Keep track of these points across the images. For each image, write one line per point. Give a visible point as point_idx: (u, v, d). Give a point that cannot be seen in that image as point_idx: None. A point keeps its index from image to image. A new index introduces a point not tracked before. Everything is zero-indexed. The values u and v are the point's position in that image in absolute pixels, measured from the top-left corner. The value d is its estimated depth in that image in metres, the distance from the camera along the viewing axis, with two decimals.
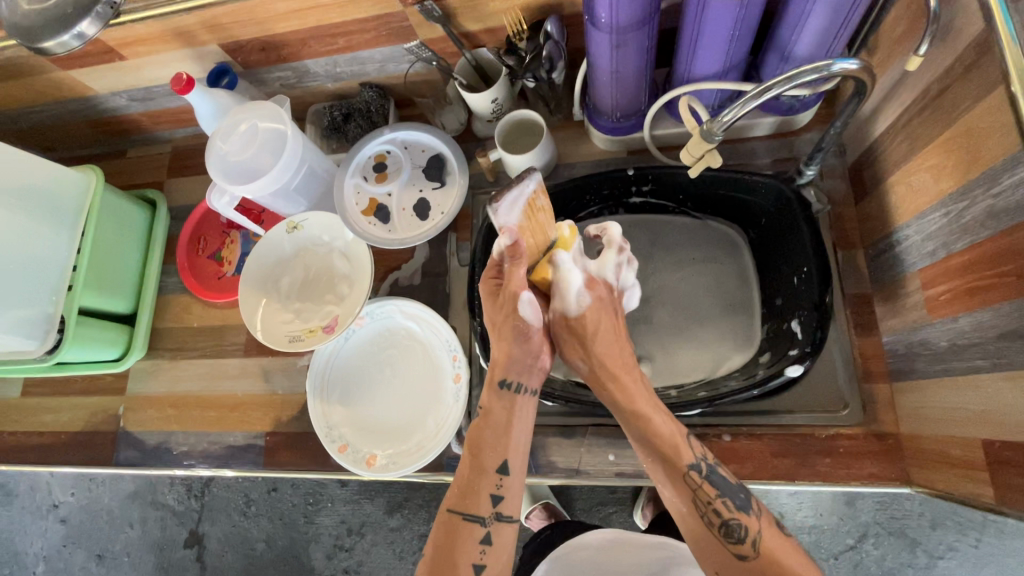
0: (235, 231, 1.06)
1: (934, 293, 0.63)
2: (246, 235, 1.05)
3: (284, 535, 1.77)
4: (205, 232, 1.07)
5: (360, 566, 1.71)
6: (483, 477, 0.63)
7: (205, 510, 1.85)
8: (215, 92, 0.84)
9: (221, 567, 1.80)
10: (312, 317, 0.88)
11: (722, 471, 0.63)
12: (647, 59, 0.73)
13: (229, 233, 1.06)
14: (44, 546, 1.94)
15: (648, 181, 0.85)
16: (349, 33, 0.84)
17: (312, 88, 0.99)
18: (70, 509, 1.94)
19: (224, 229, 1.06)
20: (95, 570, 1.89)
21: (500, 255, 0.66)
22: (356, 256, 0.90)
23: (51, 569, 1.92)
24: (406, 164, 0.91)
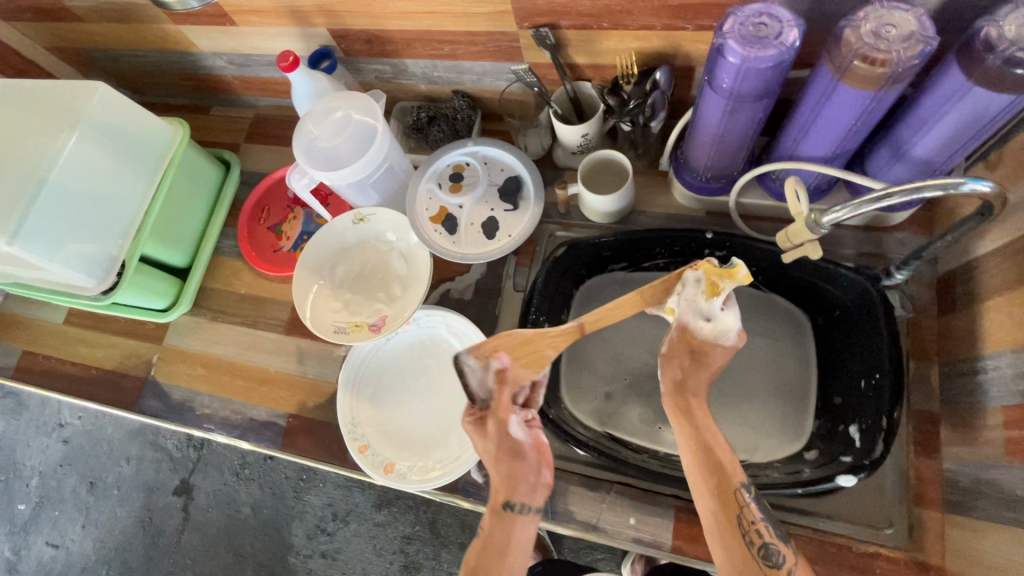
0: (299, 209, 1.06)
1: (1018, 435, 0.59)
2: (309, 215, 1.06)
3: (271, 505, 1.77)
4: (271, 203, 1.08)
5: (337, 553, 1.69)
6: (497, 561, 0.63)
7: (201, 462, 1.87)
8: (317, 76, 0.85)
9: (204, 522, 1.81)
10: (359, 312, 0.88)
11: (767, 505, 0.61)
12: (755, 129, 0.71)
13: (293, 209, 1.07)
14: (41, 462, 1.98)
15: (724, 247, 0.83)
16: (457, 42, 0.85)
17: (404, 85, 0.99)
18: (73, 432, 1.98)
19: (289, 204, 1.07)
20: (84, 496, 1.92)
21: (484, 390, 0.66)
22: (415, 260, 0.89)
23: (43, 485, 1.96)
24: (483, 180, 0.91)
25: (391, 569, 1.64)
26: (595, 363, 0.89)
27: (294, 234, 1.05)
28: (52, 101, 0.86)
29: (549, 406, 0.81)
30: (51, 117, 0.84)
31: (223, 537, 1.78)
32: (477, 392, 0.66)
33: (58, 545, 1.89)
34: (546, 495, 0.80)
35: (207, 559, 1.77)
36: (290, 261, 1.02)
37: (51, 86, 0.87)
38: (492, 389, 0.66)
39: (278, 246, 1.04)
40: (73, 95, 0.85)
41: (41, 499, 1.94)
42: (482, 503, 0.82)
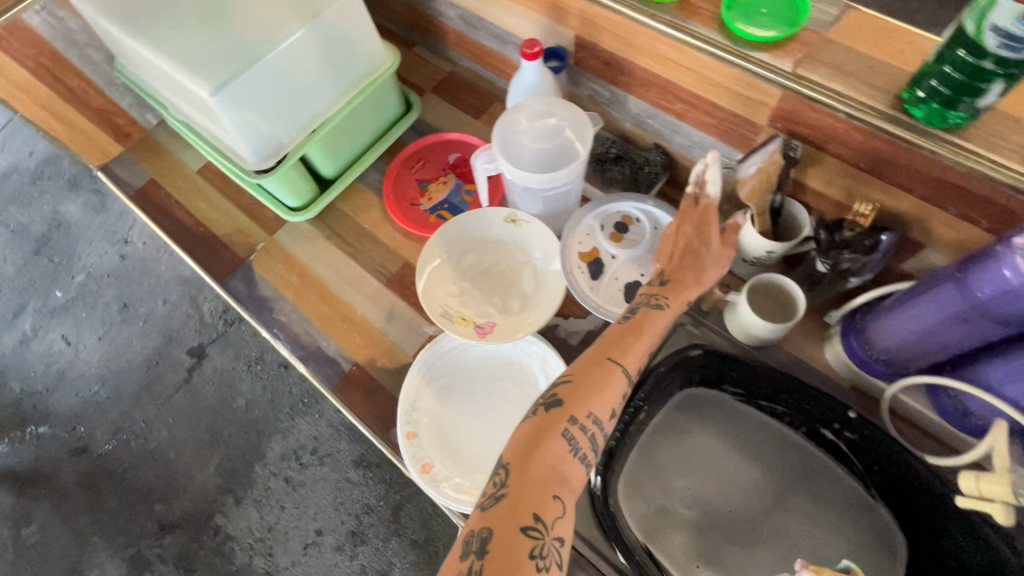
0: (453, 177, 1.05)
1: None
2: (459, 187, 1.04)
3: (264, 408, 1.69)
4: (429, 159, 1.07)
5: (300, 485, 1.61)
6: (534, 468, 0.54)
7: (226, 336, 1.79)
8: (547, 74, 0.83)
9: (198, 394, 1.72)
10: (471, 306, 0.85)
11: None
12: (969, 341, 0.66)
13: (448, 175, 1.05)
14: (94, 261, 1.95)
15: (858, 432, 0.77)
16: (695, 106, 0.81)
17: (609, 115, 0.97)
18: (134, 251, 1.95)
19: (445, 168, 1.06)
20: (113, 313, 1.87)
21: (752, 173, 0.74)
22: (546, 286, 0.86)
23: (84, 285, 1.92)
24: (646, 243, 0.86)
25: (338, 531, 1.54)
26: (664, 473, 0.84)
27: (438, 198, 1.03)
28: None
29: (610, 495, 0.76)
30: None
31: (208, 417, 1.70)
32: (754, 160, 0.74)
33: (67, 343, 1.85)
34: None
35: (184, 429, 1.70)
36: (420, 220, 1.01)
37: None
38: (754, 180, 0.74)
39: (417, 202, 1.03)
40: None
41: (70, 293, 1.92)
42: None
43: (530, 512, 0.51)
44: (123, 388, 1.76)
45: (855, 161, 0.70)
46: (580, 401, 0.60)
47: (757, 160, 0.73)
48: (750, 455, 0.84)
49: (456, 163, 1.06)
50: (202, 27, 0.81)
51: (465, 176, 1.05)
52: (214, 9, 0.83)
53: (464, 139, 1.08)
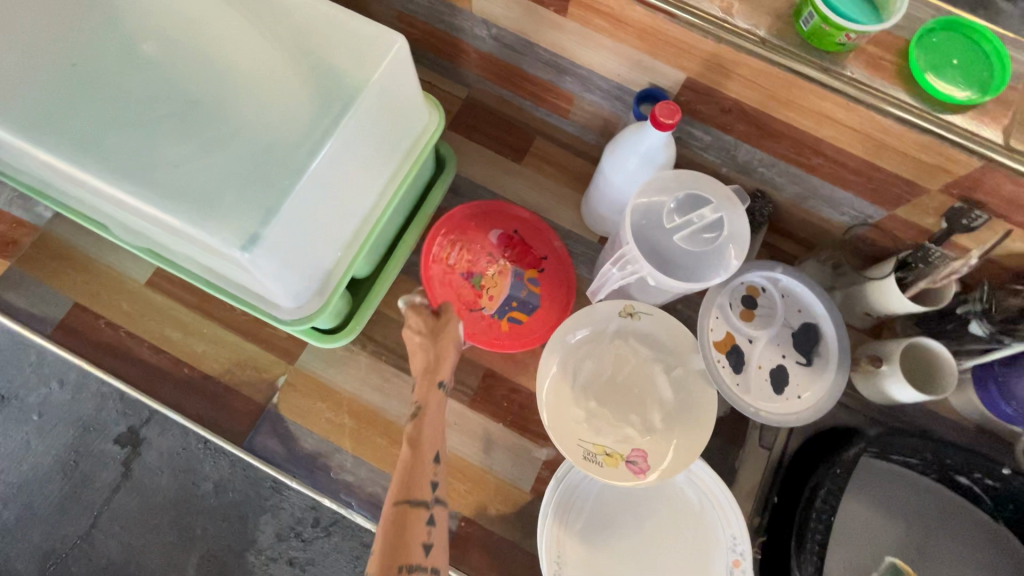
0: (507, 262, 0.83)
1: None
2: (518, 275, 0.82)
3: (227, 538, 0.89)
4: (468, 241, 0.83)
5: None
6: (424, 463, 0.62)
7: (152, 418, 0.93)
8: (670, 145, 0.65)
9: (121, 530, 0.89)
10: (605, 432, 0.70)
11: None
12: None
13: (498, 261, 0.83)
14: None
15: (1003, 479, 0.77)
16: (839, 163, 0.69)
17: (701, 159, 0.81)
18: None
19: (491, 251, 0.83)
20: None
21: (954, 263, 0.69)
22: (684, 389, 0.72)
23: None
24: (780, 318, 0.76)
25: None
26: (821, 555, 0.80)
27: (501, 297, 0.81)
28: (321, 46, 0.60)
29: None
30: (319, 72, 0.59)
31: (170, 516, 0.91)
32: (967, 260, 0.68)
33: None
34: None
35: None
36: (492, 332, 0.79)
37: (327, 21, 0.61)
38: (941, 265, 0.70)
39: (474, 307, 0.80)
40: (358, 50, 0.60)
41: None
42: None
43: (415, 484, 0.60)
44: (38, 510, 0.93)
45: None
46: (409, 481, 0.60)
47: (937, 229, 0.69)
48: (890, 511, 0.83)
49: (502, 242, 0.84)
50: (197, 135, 0.56)
51: (520, 259, 0.83)
52: (210, 102, 0.57)
53: (505, 210, 0.84)
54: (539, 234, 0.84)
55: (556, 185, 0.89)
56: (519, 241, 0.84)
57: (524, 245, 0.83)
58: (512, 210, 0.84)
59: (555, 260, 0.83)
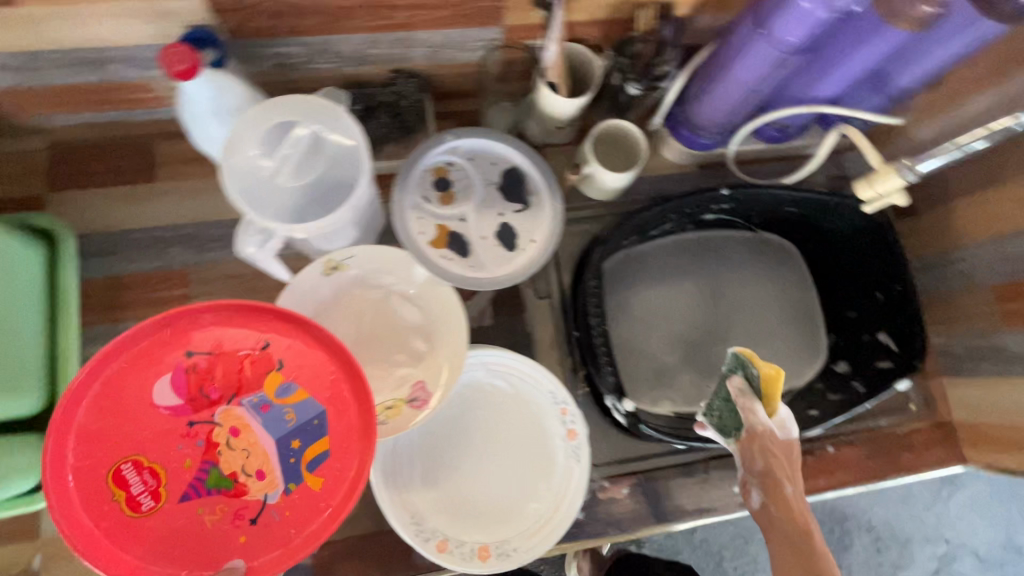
0: (228, 406, 0.50)
1: (1014, 305, 0.73)
2: (261, 403, 0.50)
3: None
4: (131, 405, 0.50)
5: None
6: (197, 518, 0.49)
7: None
8: (222, 77, 0.58)
9: None
10: (380, 388, 0.67)
11: None
12: (773, 82, 0.69)
13: (199, 379, 0.50)
14: None
15: (733, 198, 0.83)
16: (419, 8, 0.63)
17: (320, 72, 0.72)
18: None
19: (227, 387, 0.50)
20: None
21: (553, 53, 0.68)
22: (428, 303, 0.70)
23: None
24: (478, 182, 0.73)
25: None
26: (642, 349, 0.85)
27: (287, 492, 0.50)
28: None
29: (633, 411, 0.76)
30: None
31: None
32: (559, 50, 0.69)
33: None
34: (653, 500, 0.76)
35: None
36: (363, 486, 0.51)
37: None
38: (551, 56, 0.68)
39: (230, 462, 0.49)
40: None
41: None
42: (591, 539, 0.74)
43: None
44: None
45: None
46: None
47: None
48: (676, 278, 0.89)
49: (181, 396, 0.50)
50: None
51: (223, 392, 0.50)
52: None
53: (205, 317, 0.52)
54: (245, 317, 0.52)
55: (209, 181, 0.77)
56: (211, 359, 0.51)
57: (211, 366, 0.50)
58: (222, 315, 0.52)
59: (271, 330, 0.52)
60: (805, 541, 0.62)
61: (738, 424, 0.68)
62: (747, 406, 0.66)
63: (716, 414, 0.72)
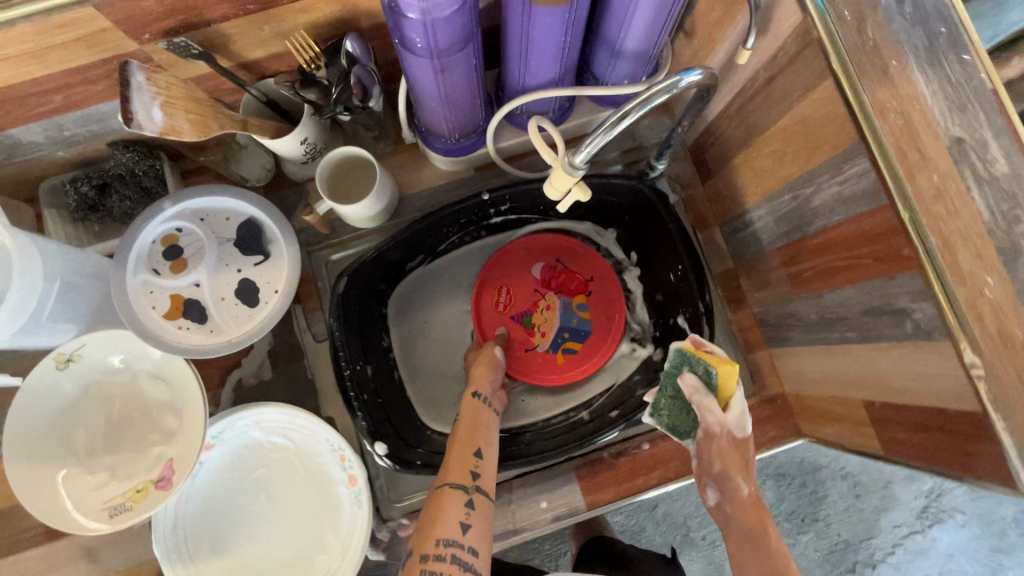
0: (553, 294, 0.82)
1: (796, 269, 0.65)
2: (566, 304, 0.82)
3: None
4: (510, 279, 0.82)
5: None
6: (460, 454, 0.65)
7: None
8: None
9: None
10: (135, 471, 0.67)
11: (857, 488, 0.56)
12: (476, 77, 0.63)
13: (502, 300, 0.81)
14: None
15: (506, 199, 0.77)
16: (68, 87, 0.60)
17: (33, 161, 0.71)
18: None
19: (537, 287, 0.82)
20: None
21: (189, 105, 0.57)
22: (173, 375, 0.69)
23: None
24: (208, 241, 0.71)
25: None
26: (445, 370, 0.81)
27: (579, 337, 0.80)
28: None
29: (415, 448, 0.73)
30: None
31: None
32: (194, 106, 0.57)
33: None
34: None
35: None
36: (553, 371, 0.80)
37: None
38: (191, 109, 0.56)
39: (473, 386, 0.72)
40: None
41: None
42: None
43: None
44: None
45: (230, 14, 0.56)
46: None
47: (149, 102, 0.51)
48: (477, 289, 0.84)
49: (545, 274, 0.83)
50: None
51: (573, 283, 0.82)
52: None
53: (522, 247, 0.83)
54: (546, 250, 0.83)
55: None
56: (565, 271, 0.82)
57: (569, 272, 0.82)
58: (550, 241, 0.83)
59: (529, 257, 0.83)
60: (769, 547, 0.61)
61: (694, 424, 0.65)
62: (704, 406, 0.63)
63: (665, 413, 0.67)
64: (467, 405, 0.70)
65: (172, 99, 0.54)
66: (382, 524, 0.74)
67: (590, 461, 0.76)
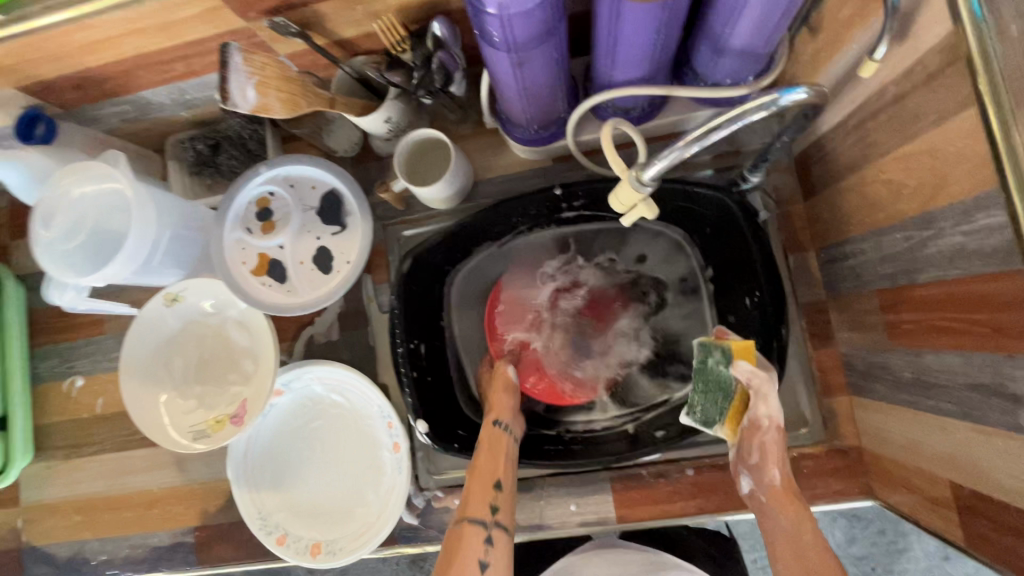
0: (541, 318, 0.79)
1: (896, 318, 0.57)
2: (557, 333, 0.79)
3: None
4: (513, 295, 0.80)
5: None
6: (478, 488, 0.63)
7: None
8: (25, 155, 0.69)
9: None
10: (217, 403, 0.76)
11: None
12: (559, 68, 0.61)
13: (504, 315, 0.80)
14: None
15: (579, 196, 0.73)
16: (186, 58, 0.66)
17: (162, 119, 0.80)
18: None
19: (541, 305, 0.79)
20: None
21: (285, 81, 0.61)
22: (255, 325, 0.77)
23: None
24: (296, 207, 0.76)
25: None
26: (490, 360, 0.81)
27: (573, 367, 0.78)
28: None
29: (456, 431, 0.75)
30: None
31: None
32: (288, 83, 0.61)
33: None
34: None
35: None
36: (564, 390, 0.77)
37: None
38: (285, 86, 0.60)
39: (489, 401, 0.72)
40: None
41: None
42: (424, 544, 0.77)
43: None
44: None
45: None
46: None
47: (245, 81, 0.56)
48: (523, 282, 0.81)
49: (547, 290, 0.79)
50: None
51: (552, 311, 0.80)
52: None
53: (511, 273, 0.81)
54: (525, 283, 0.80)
55: None
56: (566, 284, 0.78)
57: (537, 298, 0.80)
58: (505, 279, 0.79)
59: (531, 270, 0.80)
60: (816, 554, 0.52)
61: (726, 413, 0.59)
62: (761, 394, 0.56)
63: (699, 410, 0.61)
64: (487, 432, 0.68)
65: (265, 78, 0.58)
66: (418, 491, 0.79)
67: (626, 475, 0.74)
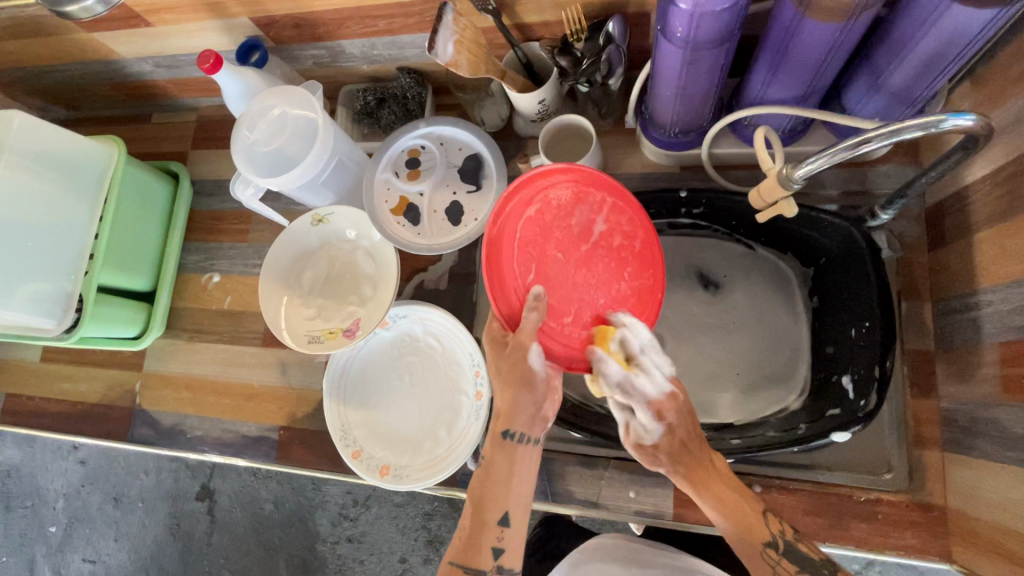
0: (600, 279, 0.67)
1: (1014, 372, 0.58)
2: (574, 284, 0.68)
3: (283, 524, 1.30)
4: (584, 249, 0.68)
5: (361, 554, 1.25)
6: (485, 526, 0.64)
7: (213, 490, 1.35)
8: (243, 72, 0.81)
9: (231, 527, 1.33)
10: (333, 317, 0.85)
11: (804, 545, 0.60)
12: (719, 77, 0.66)
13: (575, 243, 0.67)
14: (64, 483, 1.46)
15: (701, 204, 0.77)
16: (392, 16, 0.78)
17: (346, 68, 0.93)
18: (71, 478, 1.45)
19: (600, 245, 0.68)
20: (111, 513, 1.42)
21: (471, 55, 0.69)
22: (382, 256, 0.87)
23: (70, 512, 1.45)
24: (440, 163, 0.85)
25: (419, 548, 1.22)
26: None
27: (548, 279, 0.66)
28: None
29: None
30: None
31: (256, 537, 1.32)
32: (474, 53, 0.69)
33: (97, 563, 1.43)
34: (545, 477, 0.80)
35: (244, 557, 1.32)
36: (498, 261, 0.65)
37: None
38: (471, 57, 0.69)
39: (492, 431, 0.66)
40: None
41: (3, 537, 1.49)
42: None
43: None
44: (151, 538, 1.39)
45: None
46: None
47: (448, 38, 0.66)
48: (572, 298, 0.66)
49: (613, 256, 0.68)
50: None
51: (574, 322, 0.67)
52: None
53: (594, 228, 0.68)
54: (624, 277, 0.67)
55: None
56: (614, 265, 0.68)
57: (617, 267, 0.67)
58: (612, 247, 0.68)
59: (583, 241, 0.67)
60: (715, 484, 0.60)
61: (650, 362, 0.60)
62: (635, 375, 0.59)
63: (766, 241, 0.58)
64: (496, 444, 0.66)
65: (462, 38, 0.68)
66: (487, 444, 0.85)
67: None
